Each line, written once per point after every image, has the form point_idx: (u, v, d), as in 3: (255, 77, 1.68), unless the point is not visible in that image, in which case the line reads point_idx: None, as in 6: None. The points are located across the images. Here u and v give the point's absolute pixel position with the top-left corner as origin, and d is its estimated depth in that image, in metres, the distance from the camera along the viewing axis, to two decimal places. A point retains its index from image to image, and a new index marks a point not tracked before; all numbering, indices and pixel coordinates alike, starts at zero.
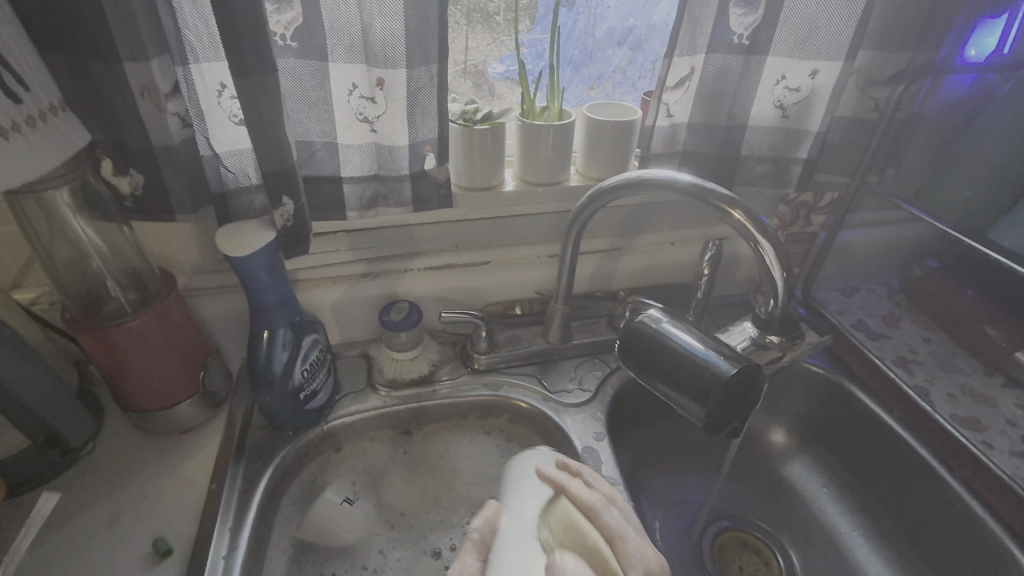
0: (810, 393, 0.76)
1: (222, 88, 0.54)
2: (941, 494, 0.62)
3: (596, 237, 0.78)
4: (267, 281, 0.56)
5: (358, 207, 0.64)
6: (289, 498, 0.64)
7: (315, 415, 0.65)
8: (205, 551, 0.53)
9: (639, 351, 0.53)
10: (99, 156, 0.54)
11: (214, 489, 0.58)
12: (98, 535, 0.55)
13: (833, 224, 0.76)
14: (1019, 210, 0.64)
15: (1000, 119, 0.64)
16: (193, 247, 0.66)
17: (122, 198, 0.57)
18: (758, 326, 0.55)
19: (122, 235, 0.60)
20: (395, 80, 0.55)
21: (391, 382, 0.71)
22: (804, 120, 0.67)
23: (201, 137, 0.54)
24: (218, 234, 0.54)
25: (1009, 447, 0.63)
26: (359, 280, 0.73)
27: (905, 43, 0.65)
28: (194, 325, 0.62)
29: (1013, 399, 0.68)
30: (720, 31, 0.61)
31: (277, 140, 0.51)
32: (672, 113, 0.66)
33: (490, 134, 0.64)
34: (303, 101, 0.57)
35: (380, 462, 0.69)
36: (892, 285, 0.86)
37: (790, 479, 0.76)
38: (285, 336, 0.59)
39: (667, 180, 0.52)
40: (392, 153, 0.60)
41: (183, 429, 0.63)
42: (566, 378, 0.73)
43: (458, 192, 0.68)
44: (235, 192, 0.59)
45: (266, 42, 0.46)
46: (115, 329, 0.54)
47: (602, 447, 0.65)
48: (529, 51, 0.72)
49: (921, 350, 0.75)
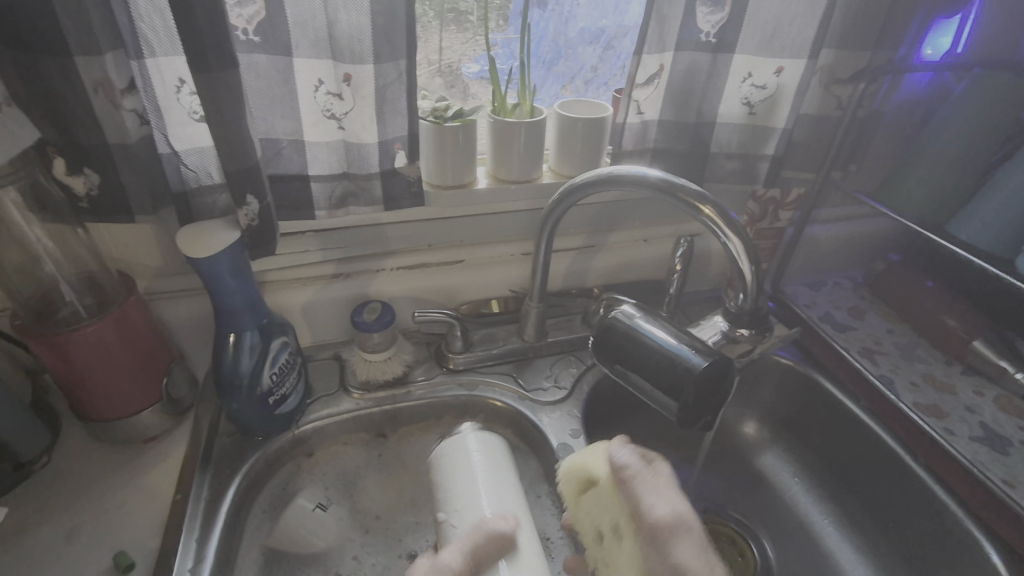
0: (781, 385, 0.78)
1: (180, 84, 0.51)
2: (906, 481, 0.64)
3: (570, 234, 0.78)
4: (232, 283, 0.54)
5: (327, 206, 0.63)
6: (260, 505, 0.62)
7: (286, 420, 0.64)
8: (169, 564, 0.51)
9: (613, 346, 0.54)
10: (49, 154, 0.51)
11: (179, 500, 0.56)
12: (53, 551, 0.52)
13: (801, 219, 0.78)
14: (974, 204, 0.66)
15: (955, 116, 0.67)
16: (155, 249, 0.64)
17: (76, 198, 0.54)
18: (729, 319, 0.56)
19: (76, 237, 0.57)
20: (363, 76, 0.54)
21: (364, 384, 0.70)
22: (770, 117, 0.68)
23: (158, 134, 0.52)
24: (179, 235, 0.52)
25: (968, 433, 0.65)
26: (330, 281, 0.71)
27: (866, 41, 0.67)
28: (156, 330, 0.59)
29: (970, 387, 0.71)
30: (688, 29, 0.62)
31: (240, 138, 0.49)
32: (642, 110, 0.66)
33: (462, 131, 0.63)
34: (267, 98, 0.55)
35: (354, 465, 0.68)
36: (857, 278, 0.89)
37: (762, 470, 0.78)
38: (252, 339, 0.58)
39: (638, 175, 0.52)
40: (361, 150, 0.59)
41: (145, 437, 0.61)
42: (542, 376, 0.73)
43: (430, 190, 0.67)
44: (197, 191, 0.57)
45: (224, 35, 0.45)
46: (71, 336, 0.52)
47: (578, 443, 0.65)
48: (501, 52, 0.72)
49: (885, 340, 0.77)
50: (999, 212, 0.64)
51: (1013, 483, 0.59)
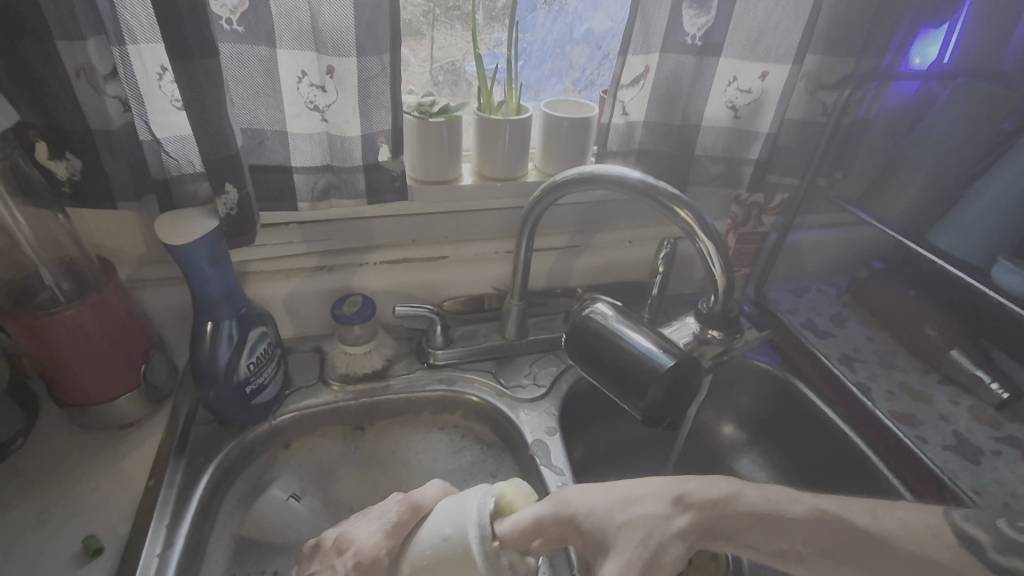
0: (760, 390, 0.78)
1: (162, 71, 0.52)
2: (878, 487, 0.64)
3: (555, 233, 0.78)
4: (209, 271, 0.55)
5: (310, 198, 0.63)
6: (234, 494, 0.62)
7: (263, 410, 0.64)
8: (137, 550, 0.51)
9: (586, 343, 0.54)
10: (31, 139, 0.51)
11: (152, 486, 0.57)
12: (24, 533, 0.53)
13: (784, 224, 0.79)
14: (957, 213, 0.66)
15: (939, 125, 0.67)
16: (138, 236, 0.64)
17: (58, 183, 0.55)
18: (701, 321, 0.56)
19: (56, 222, 0.57)
20: (346, 68, 0.55)
21: (343, 377, 0.70)
22: (755, 121, 0.69)
23: (140, 121, 0.53)
24: (156, 222, 0.52)
25: (940, 441, 0.65)
26: (313, 273, 0.72)
27: (850, 50, 0.68)
28: (136, 316, 0.59)
29: (947, 396, 0.71)
30: (674, 32, 0.62)
31: (220, 127, 0.50)
32: (627, 111, 0.67)
33: (446, 127, 0.63)
34: (251, 88, 0.55)
35: (330, 457, 0.68)
36: (841, 285, 0.89)
37: (740, 472, 0.78)
38: (229, 329, 0.58)
39: (617, 175, 0.52)
40: (344, 143, 0.59)
41: (123, 423, 0.61)
42: (522, 373, 0.73)
43: (413, 185, 0.68)
44: (179, 179, 0.57)
45: (204, 24, 0.45)
46: (48, 319, 0.52)
47: (553, 441, 0.65)
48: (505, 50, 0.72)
49: (864, 348, 0.78)
50: (982, 215, 0.64)
51: (980, 492, 0.60)
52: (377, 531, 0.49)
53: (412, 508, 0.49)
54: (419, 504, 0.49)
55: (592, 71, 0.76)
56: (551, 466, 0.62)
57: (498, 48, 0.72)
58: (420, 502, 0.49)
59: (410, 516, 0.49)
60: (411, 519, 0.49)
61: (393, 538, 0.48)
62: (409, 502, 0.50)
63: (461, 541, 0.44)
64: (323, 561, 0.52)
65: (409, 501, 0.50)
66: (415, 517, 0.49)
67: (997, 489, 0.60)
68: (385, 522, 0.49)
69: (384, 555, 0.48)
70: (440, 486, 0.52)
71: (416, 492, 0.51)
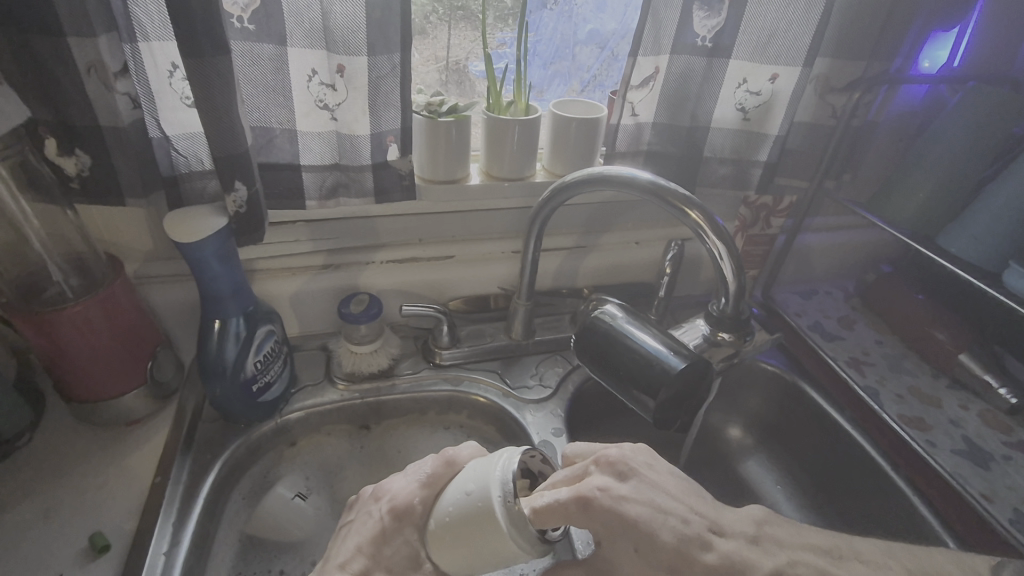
0: (767, 392, 0.78)
1: (173, 69, 0.52)
2: (886, 492, 0.64)
3: (562, 233, 0.78)
4: (218, 269, 0.55)
5: (318, 196, 0.63)
6: (240, 492, 0.62)
7: (270, 408, 0.64)
8: (145, 546, 0.51)
9: (596, 344, 0.54)
10: (41, 134, 0.51)
11: (158, 483, 0.56)
12: (30, 530, 0.53)
13: (792, 227, 0.79)
14: (967, 218, 0.66)
15: (949, 129, 0.66)
16: (146, 232, 0.64)
17: (67, 179, 0.55)
18: (711, 323, 0.56)
19: (65, 219, 0.57)
20: (356, 67, 0.55)
21: (349, 376, 0.70)
22: (764, 123, 0.68)
23: (149, 118, 0.52)
24: (166, 219, 0.52)
25: (950, 446, 0.65)
26: (320, 272, 0.72)
27: (861, 53, 0.67)
28: (143, 312, 0.59)
29: (955, 401, 0.71)
30: (684, 34, 0.62)
31: (230, 125, 0.50)
32: (637, 112, 0.67)
33: (455, 126, 0.63)
34: (261, 86, 0.55)
35: (336, 456, 0.68)
36: (848, 288, 0.89)
37: (746, 475, 0.78)
38: (237, 326, 0.58)
39: (628, 176, 0.52)
40: (354, 142, 0.59)
41: (129, 420, 0.61)
42: (528, 374, 0.73)
43: (421, 184, 0.68)
44: (188, 176, 0.57)
45: (217, 21, 0.45)
46: (56, 315, 0.52)
47: (560, 442, 0.65)
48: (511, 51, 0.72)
49: (872, 351, 0.78)
50: (990, 225, 0.64)
51: (991, 498, 0.60)
52: (415, 481, 0.47)
53: (444, 463, 0.47)
54: (452, 458, 0.47)
55: (599, 71, 0.76)
56: (557, 467, 0.62)
57: (502, 48, 0.72)
58: (451, 457, 0.47)
59: (444, 472, 0.46)
60: (444, 475, 0.46)
61: (426, 493, 0.46)
62: (444, 457, 0.47)
63: (482, 495, 0.40)
64: (359, 511, 0.50)
65: (444, 456, 0.47)
66: (449, 472, 0.46)
67: (1007, 495, 0.60)
68: (419, 475, 0.47)
69: (418, 507, 0.46)
70: (479, 445, 0.48)
71: (453, 449, 0.48)
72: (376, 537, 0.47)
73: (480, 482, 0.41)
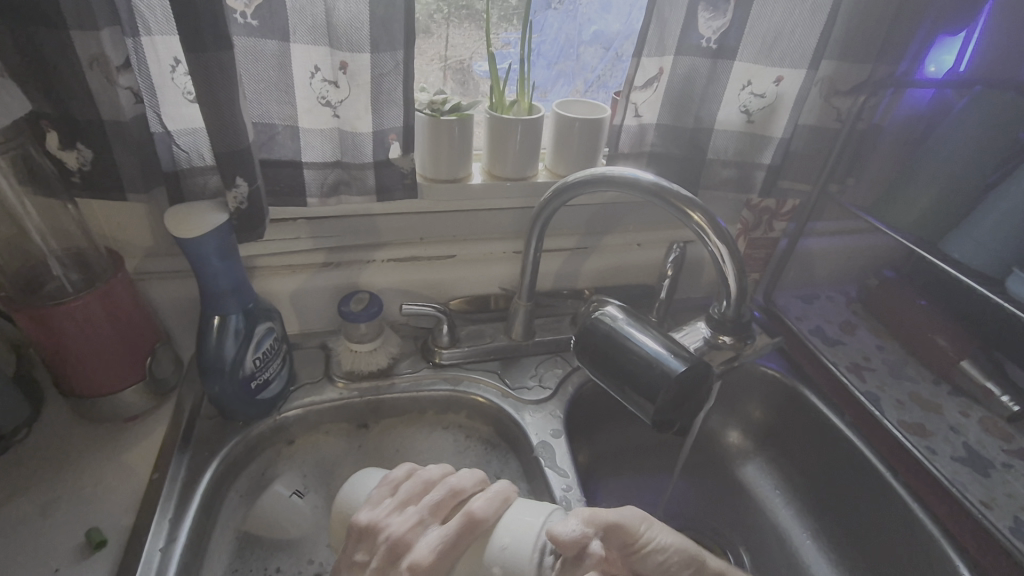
0: (767, 396, 0.78)
1: (175, 64, 0.51)
2: (886, 499, 0.63)
3: (563, 234, 0.78)
4: (218, 265, 0.54)
5: (320, 194, 0.62)
6: (237, 490, 0.62)
7: (268, 406, 0.64)
8: (141, 543, 0.51)
9: (595, 345, 0.54)
10: (43, 128, 0.51)
11: (156, 479, 0.56)
12: (26, 525, 0.52)
13: (795, 231, 0.79)
14: (971, 225, 0.66)
15: (955, 134, 0.66)
16: (147, 228, 0.64)
17: (68, 173, 0.54)
18: (712, 326, 0.56)
19: (66, 213, 0.57)
20: (359, 64, 0.54)
21: (348, 374, 0.70)
22: (768, 126, 0.68)
23: (151, 112, 0.53)
24: (166, 214, 0.52)
25: (950, 453, 0.65)
26: (321, 269, 0.72)
27: (866, 55, 0.67)
28: (143, 308, 0.59)
29: (957, 407, 0.70)
30: (688, 35, 0.62)
31: (232, 120, 0.49)
32: (640, 113, 0.66)
33: (458, 125, 0.63)
34: (263, 82, 0.55)
35: (333, 455, 0.68)
36: (850, 293, 0.88)
37: (744, 479, 0.77)
38: (236, 323, 0.58)
39: (631, 177, 0.52)
40: (356, 140, 0.59)
41: (127, 416, 0.61)
42: (528, 375, 0.73)
43: (423, 183, 0.67)
44: (189, 172, 0.57)
45: (221, 17, 0.45)
46: (54, 309, 0.52)
47: (559, 444, 0.64)
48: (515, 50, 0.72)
49: (873, 357, 0.77)
50: (994, 230, 0.64)
51: (991, 505, 0.59)
52: (439, 538, 0.42)
53: (467, 520, 0.43)
54: (483, 518, 0.43)
55: (603, 71, 0.76)
56: (555, 468, 0.62)
57: (507, 48, 0.71)
58: (476, 514, 0.43)
59: (466, 532, 0.43)
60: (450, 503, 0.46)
61: (447, 556, 0.42)
62: (468, 514, 0.43)
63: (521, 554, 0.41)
64: (375, 552, 0.43)
65: (449, 486, 0.47)
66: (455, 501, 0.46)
67: (1008, 502, 0.59)
68: (443, 530, 0.43)
69: (443, 566, 0.42)
70: (503, 492, 0.45)
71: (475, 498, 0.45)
72: None
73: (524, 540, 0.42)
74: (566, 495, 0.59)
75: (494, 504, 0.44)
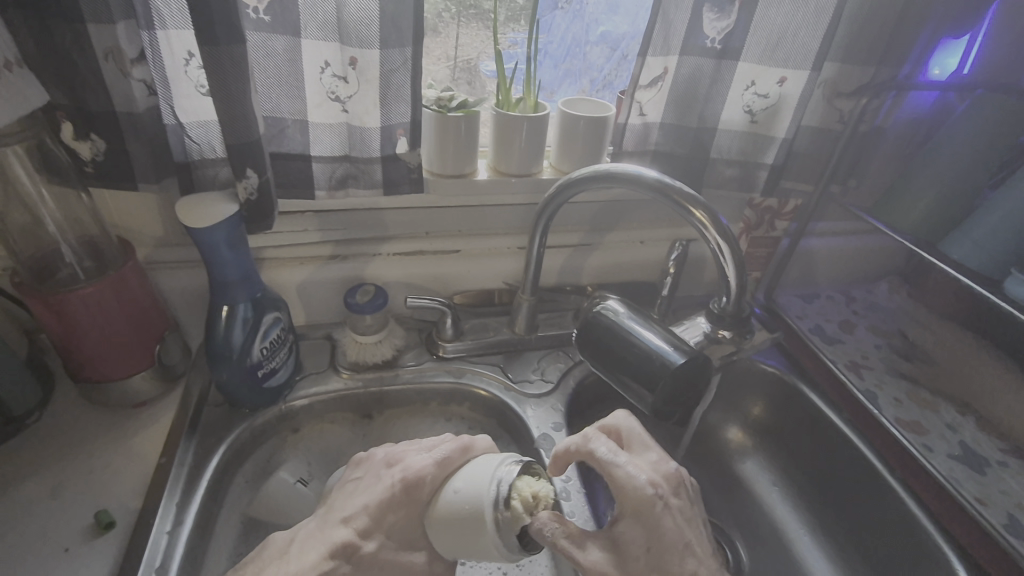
0: (766, 393, 0.78)
1: (188, 57, 0.52)
2: (882, 494, 0.64)
3: (567, 230, 0.79)
4: (228, 255, 0.55)
5: (327, 186, 0.64)
6: (243, 475, 0.63)
7: (274, 394, 0.65)
8: (148, 525, 0.52)
9: (597, 338, 0.55)
10: (58, 118, 0.53)
11: (163, 463, 0.57)
12: (37, 505, 0.54)
13: (797, 230, 0.79)
14: (972, 225, 0.66)
15: (956, 137, 0.67)
16: (157, 219, 0.66)
17: (82, 163, 0.56)
18: (712, 320, 0.57)
19: (79, 202, 0.58)
20: (368, 60, 0.55)
21: (353, 365, 0.71)
22: (771, 126, 0.69)
23: (165, 105, 0.53)
24: (179, 204, 0.53)
25: (946, 450, 0.66)
26: (327, 262, 0.73)
27: (870, 57, 0.68)
28: (153, 296, 0.60)
29: (954, 406, 0.71)
30: (695, 34, 0.62)
31: (244, 113, 0.50)
32: (644, 112, 0.67)
33: (464, 121, 0.63)
34: (274, 77, 0.56)
35: (337, 444, 0.69)
36: (851, 293, 0.89)
37: (742, 475, 0.78)
38: (245, 311, 0.59)
39: (634, 174, 0.53)
40: (364, 134, 0.60)
41: (136, 402, 0.62)
42: (530, 369, 0.74)
43: (429, 177, 0.68)
44: (200, 164, 0.58)
45: (234, 13, 0.46)
46: (66, 296, 0.53)
47: (559, 436, 0.65)
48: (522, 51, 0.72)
49: (872, 356, 0.78)
50: (992, 232, 0.64)
51: (986, 502, 0.60)
52: (432, 459, 0.48)
53: (462, 449, 0.49)
54: (469, 448, 0.49)
55: (609, 71, 0.76)
56: None
57: (513, 49, 0.72)
58: (472, 445, 0.49)
59: (456, 456, 0.48)
60: (458, 458, 0.48)
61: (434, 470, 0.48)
62: (462, 444, 0.49)
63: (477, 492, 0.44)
64: (369, 472, 0.52)
65: (461, 442, 0.49)
66: (463, 457, 0.48)
67: (1002, 500, 0.60)
68: (434, 453, 0.49)
69: (432, 482, 0.47)
70: (488, 441, 0.51)
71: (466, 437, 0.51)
72: (383, 501, 0.47)
73: (478, 488, 0.44)
74: (565, 484, 0.60)
75: (487, 449, 0.50)
